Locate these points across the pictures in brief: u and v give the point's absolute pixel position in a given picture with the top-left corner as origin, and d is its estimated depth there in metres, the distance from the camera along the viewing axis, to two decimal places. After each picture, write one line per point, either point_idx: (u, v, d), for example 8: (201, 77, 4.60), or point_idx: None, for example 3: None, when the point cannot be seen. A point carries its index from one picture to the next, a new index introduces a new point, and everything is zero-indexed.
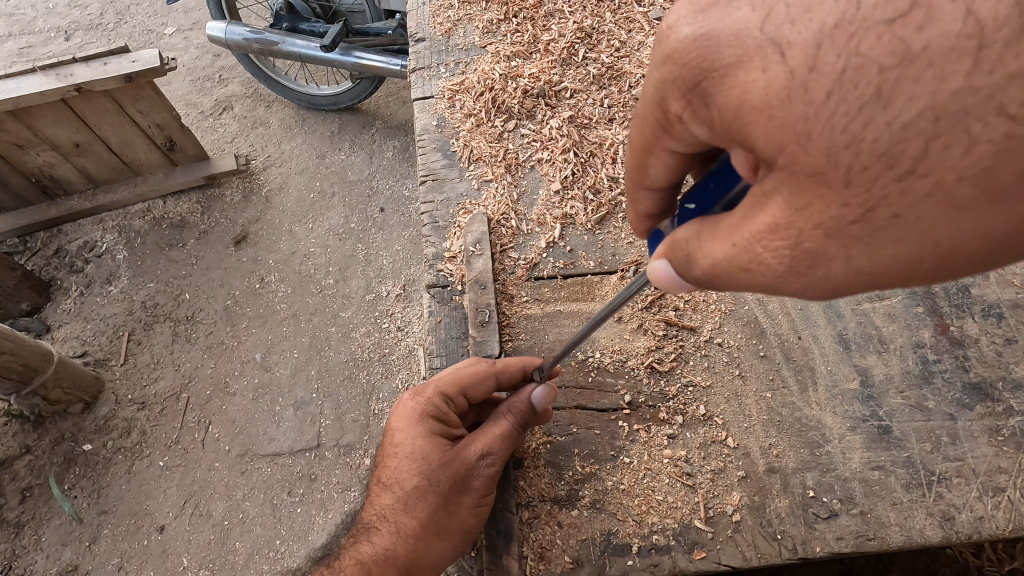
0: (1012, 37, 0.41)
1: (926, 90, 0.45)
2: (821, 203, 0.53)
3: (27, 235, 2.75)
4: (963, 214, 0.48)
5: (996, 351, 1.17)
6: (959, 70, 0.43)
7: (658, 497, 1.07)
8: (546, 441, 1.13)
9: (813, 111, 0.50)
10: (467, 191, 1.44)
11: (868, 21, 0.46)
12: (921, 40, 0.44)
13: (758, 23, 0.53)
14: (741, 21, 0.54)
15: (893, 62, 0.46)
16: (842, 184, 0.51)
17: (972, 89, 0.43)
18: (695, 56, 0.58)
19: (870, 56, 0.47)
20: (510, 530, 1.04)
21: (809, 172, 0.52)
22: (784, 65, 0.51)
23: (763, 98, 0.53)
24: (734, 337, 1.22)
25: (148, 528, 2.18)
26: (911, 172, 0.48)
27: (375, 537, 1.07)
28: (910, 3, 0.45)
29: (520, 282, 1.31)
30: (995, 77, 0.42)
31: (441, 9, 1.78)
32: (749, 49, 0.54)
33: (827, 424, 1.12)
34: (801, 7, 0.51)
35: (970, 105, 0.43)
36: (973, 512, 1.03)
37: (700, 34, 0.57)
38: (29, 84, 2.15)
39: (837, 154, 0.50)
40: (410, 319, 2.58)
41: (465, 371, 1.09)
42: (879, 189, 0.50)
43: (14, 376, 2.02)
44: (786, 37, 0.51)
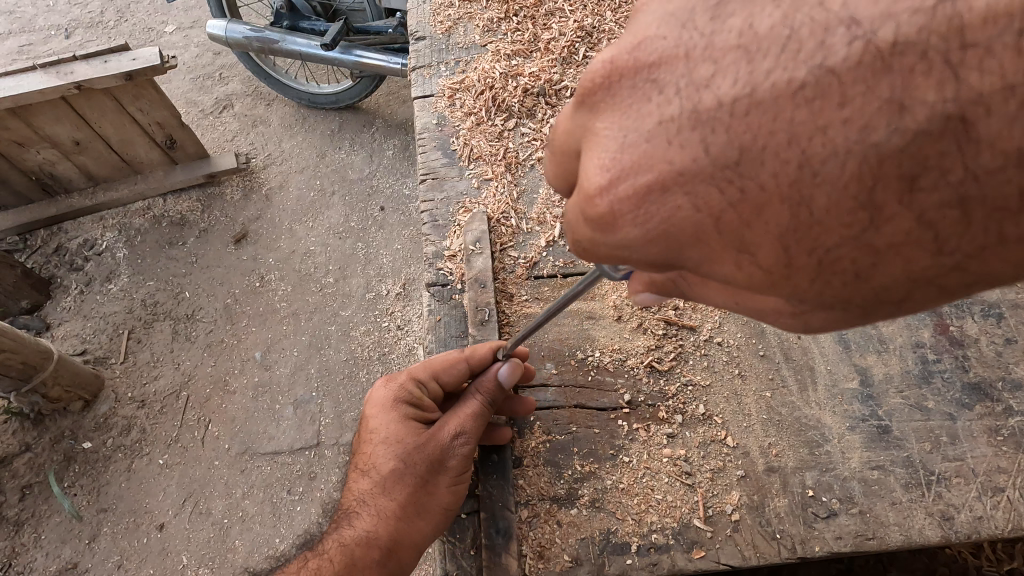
0: (962, 235, 0.45)
1: (899, 271, 0.48)
2: (822, 317, 0.57)
3: (26, 233, 2.74)
4: (946, 304, 0.54)
5: (996, 351, 1.17)
6: (922, 255, 0.47)
7: (657, 495, 1.07)
8: (545, 440, 1.13)
9: (800, 288, 0.53)
10: (467, 190, 1.43)
11: (828, 231, 0.47)
12: (884, 240, 0.46)
13: (712, 225, 0.52)
14: (693, 223, 0.53)
15: (865, 256, 0.48)
16: (840, 312, 0.56)
17: (939, 265, 0.47)
18: (660, 249, 0.57)
19: (840, 254, 0.49)
20: (509, 529, 1.03)
21: (805, 306, 0.56)
22: (757, 260, 0.53)
23: (747, 280, 0.55)
24: (734, 337, 1.22)
25: (148, 526, 2.18)
26: (900, 304, 0.53)
27: (356, 522, 1.06)
28: (863, 210, 0.45)
29: (519, 280, 1.31)
30: (955, 257, 0.46)
31: (441, 7, 1.78)
32: (715, 245, 0.54)
33: (827, 423, 1.12)
34: (751, 209, 0.50)
35: (938, 275, 0.48)
36: (972, 512, 1.03)
37: (657, 232, 0.55)
38: (29, 82, 2.16)
39: (832, 305, 0.54)
40: (410, 318, 2.58)
41: (437, 358, 1.12)
42: (871, 311, 0.55)
43: (13, 374, 2.02)
44: (749, 239, 0.51)
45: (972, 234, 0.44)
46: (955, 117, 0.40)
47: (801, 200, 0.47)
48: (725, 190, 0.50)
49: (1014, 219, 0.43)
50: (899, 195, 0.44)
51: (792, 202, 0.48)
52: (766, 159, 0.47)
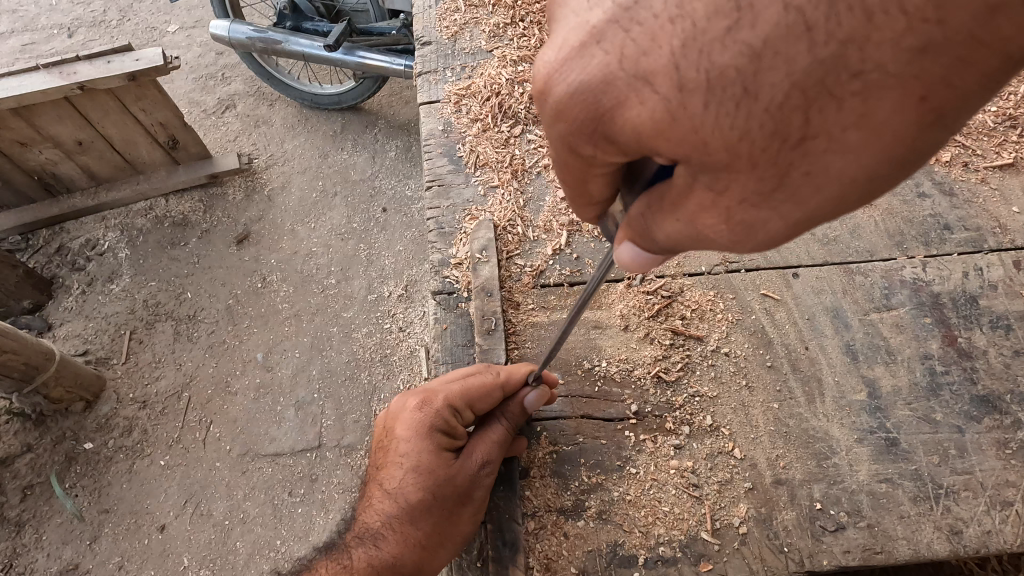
0: (830, 13, 0.41)
1: (783, 76, 0.45)
2: (738, 183, 0.53)
3: (28, 233, 2.74)
4: (869, 154, 0.47)
5: (1004, 363, 1.17)
6: (800, 50, 0.43)
7: (664, 508, 1.07)
8: (552, 451, 1.13)
9: (697, 126, 0.50)
10: (473, 197, 1.43)
11: (709, 34, 0.47)
12: (759, 36, 0.44)
13: (617, 64, 0.52)
14: (601, 68, 0.53)
15: (746, 61, 0.46)
16: (750, 166, 0.51)
17: (820, 63, 0.43)
18: (579, 111, 0.56)
19: (724, 62, 0.47)
20: (517, 541, 1.03)
21: (718, 164, 0.53)
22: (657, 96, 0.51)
23: (652, 129, 0.53)
24: (742, 348, 1.22)
25: (149, 527, 2.17)
26: (806, 138, 0.48)
27: (380, 544, 1.05)
28: (735, 10, 0.45)
29: (527, 289, 1.30)
30: (831, 47, 0.42)
31: (448, 12, 1.77)
32: (621, 90, 0.52)
33: (835, 436, 1.12)
34: (647, 38, 0.50)
35: (824, 77, 0.44)
36: (981, 526, 1.03)
37: (570, 88, 0.55)
38: (31, 83, 2.15)
39: (735, 147, 0.50)
40: (412, 320, 2.57)
41: (473, 385, 1.06)
42: (783, 158, 0.50)
43: (15, 375, 2.01)
44: (649, 69, 0.51)
45: (840, 12, 0.41)
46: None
47: (682, 14, 0.48)
48: (626, 26, 0.51)
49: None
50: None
51: (677, 18, 0.48)
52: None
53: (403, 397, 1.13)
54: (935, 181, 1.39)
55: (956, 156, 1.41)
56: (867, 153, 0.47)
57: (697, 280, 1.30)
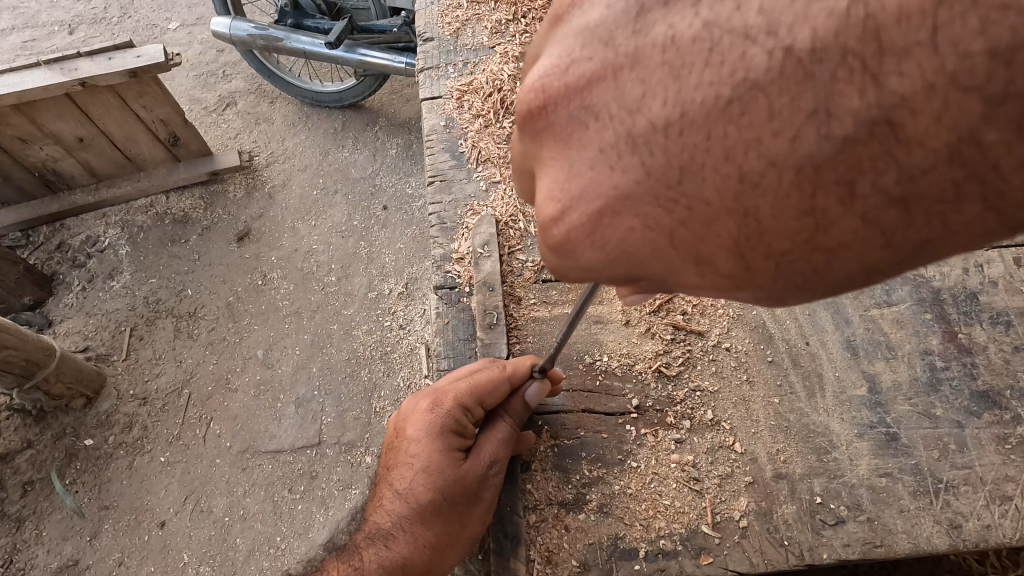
0: (912, 224, 0.41)
1: (856, 269, 0.45)
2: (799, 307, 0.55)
3: (29, 230, 2.74)
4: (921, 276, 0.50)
5: (1004, 358, 1.17)
6: (875, 250, 0.43)
7: (665, 501, 1.07)
8: (553, 444, 1.13)
9: (763, 289, 0.50)
10: (475, 192, 1.43)
11: (775, 237, 0.44)
12: (835, 241, 0.43)
13: (665, 243, 0.49)
14: (647, 244, 0.50)
15: (820, 259, 0.45)
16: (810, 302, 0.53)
17: (895, 257, 0.44)
18: (628, 267, 0.54)
19: (796, 258, 0.46)
20: (518, 534, 1.04)
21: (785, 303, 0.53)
22: (716, 270, 0.50)
23: (713, 286, 0.52)
24: (743, 342, 1.22)
25: (149, 524, 2.18)
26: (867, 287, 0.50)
27: (389, 544, 1.04)
28: (807, 216, 0.42)
29: (528, 284, 1.31)
30: (908, 247, 0.43)
31: (450, 9, 1.78)
32: (676, 265, 0.51)
33: (834, 430, 1.12)
34: (700, 226, 0.46)
35: (894, 263, 0.45)
36: (980, 520, 1.03)
37: (617, 250, 0.52)
38: (33, 79, 2.15)
39: (802, 299, 0.52)
40: (412, 318, 2.57)
41: (480, 381, 1.06)
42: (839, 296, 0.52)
43: (15, 371, 2.01)
44: (704, 255, 0.48)
45: (919, 222, 0.41)
46: (881, 122, 0.37)
47: (730, 192, 0.43)
48: (671, 210, 0.47)
49: (955, 209, 0.39)
50: (840, 197, 0.41)
51: (738, 213, 0.44)
52: (706, 175, 0.43)
53: (414, 397, 1.13)
54: None
55: None
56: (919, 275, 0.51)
57: None
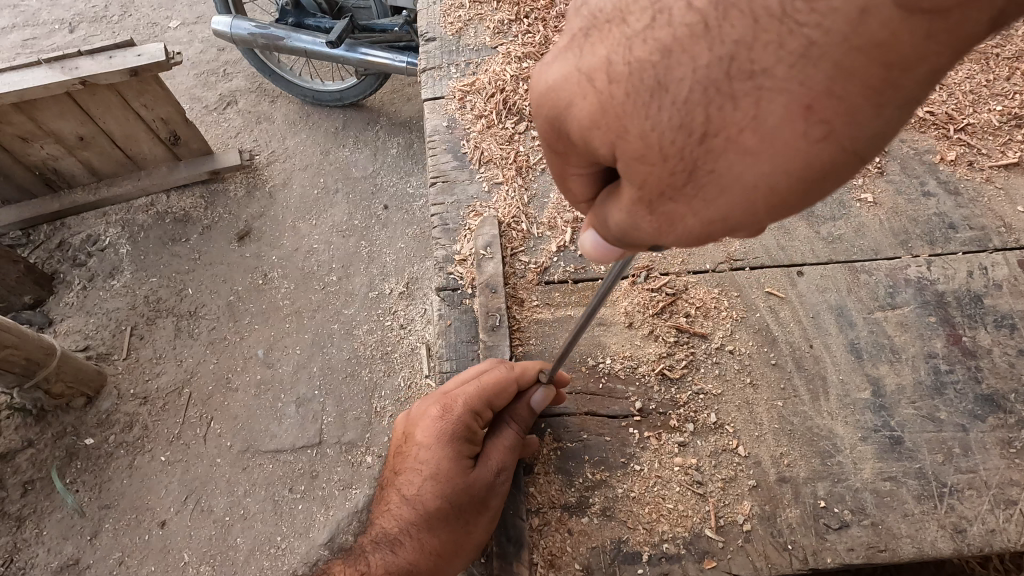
0: (727, 12, 0.44)
1: (688, 73, 0.46)
2: (655, 184, 0.52)
3: (29, 228, 2.74)
4: (777, 159, 0.46)
5: (1008, 362, 1.17)
6: (702, 49, 0.45)
7: (668, 504, 1.07)
8: (556, 447, 1.13)
9: (624, 121, 0.50)
10: (477, 193, 1.43)
11: (631, 31, 0.50)
12: (670, 34, 0.47)
13: (573, 60, 0.54)
14: (564, 65, 0.55)
15: (657, 57, 0.48)
16: (663, 164, 0.50)
17: (717, 60, 0.45)
18: (544, 101, 0.56)
19: (641, 59, 0.49)
20: (521, 537, 1.04)
21: (638, 159, 0.51)
22: (593, 86, 0.52)
23: (585, 117, 0.53)
24: (746, 345, 1.22)
25: (149, 523, 2.17)
26: (710, 143, 0.47)
27: (396, 550, 1.03)
28: (654, 12, 0.48)
29: (531, 286, 1.30)
30: (728, 46, 0.44)
31: (452, 9, 1.77)
32: (565, 83, 0.54)
33: (839, 433, 1.12)
34: (595, 38, 0.53)
35: (724, 73, 0.45)
36: (985, 525, 1.03)
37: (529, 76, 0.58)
38: (34, 77, 2.15)
39: (654, 149, 0.50)
40: (413, 317, 2.56)
41: (489, 385, 1.06)
42: (691, 156, 0.49)
43: (16, 370, 2.01)
44: (588, 65, 0.53)
45: (736, 8, 0.44)
46: None
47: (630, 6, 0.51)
48: (580, 32, 0.55)
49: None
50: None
51: (614, 22, 0.52)
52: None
53: (423, 402, 1.13)
54: (940, 179, 1.38)
55: (961, 155, 1.40)
56: (777, 160, 0.46)
57: (701, 278, 1.30)
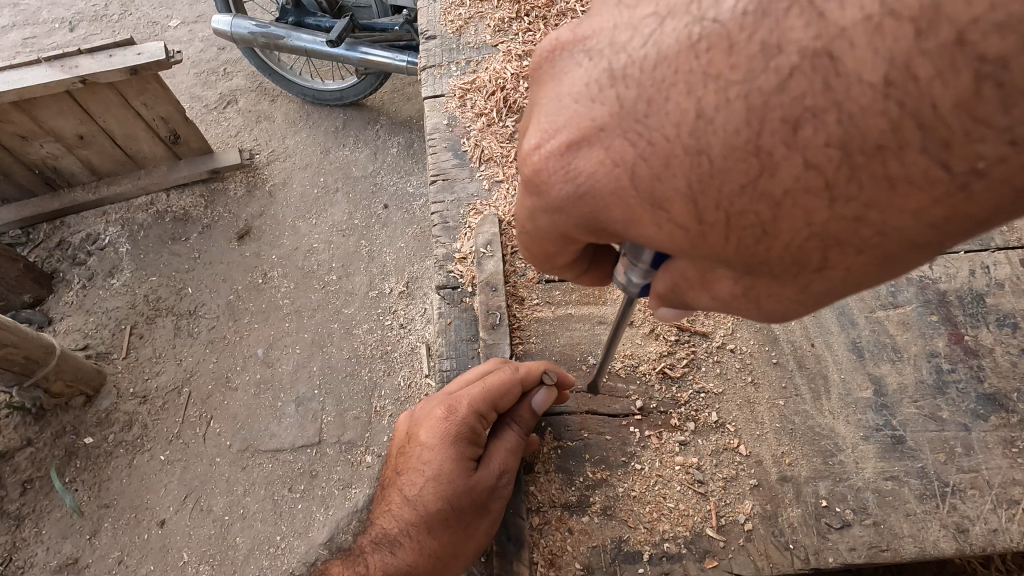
0: (851, 177, 0.46)
1: (802, 224, 0.51)
2: (763, 287, 0.61)
3: (29, 227, 2.73)
4: (889, 275, 0.54)
5: (1011, 361, 1.16)
6: (816, 211, 0.49)
7: (669, 504, 1.06)
8: (557, 446, 1.12)
9: (720, 247, 0.57)
10: (478, 191, 1.42)
11: (724, 176, 0.50)
12: (779, 187, 0.49)
13: (628, 181, 0.56)
14: (613, 179, 0.56)
15: (767, 208, 0.51)
16: (773, 278, 0.59)
17: (839, 217, 0.49)
18: (587, 210, 0.60)
19: (744, 206, 0.52)
20: (521, 536, 1.03)
21: (743, 270, 0.59)
22: (672, 216, 0.56)
23: (670, 240, 0.58)
24: (747, 344, 1.22)
25: (149, 522, 2.17)
26: (826, 269, 0.55)
27: (395, 550, 1.04)
28: (753, 156, 0.48)
29: (531, 284, 1.30)
30: (853, 206, 0.48)
31: (452, 7, 1.77)
32: (636, 208, 0.57)
33: (840, 433, 1.11)
34: (660, 161, 0.53)
35: (846, 227, 0.49)
36: (987, 525, 1.02)
37: (583, 196, 0.59)
38: (34, 75, 2.14)
39: (761, 269, 0.58)
40: (413, 317, 2.55)
41: (493, 386, 1.05)
42: (801, 277, 0.57)
43: (15, 369, 2.00)
44: (661, 194, 0.54)
45: (862, 177, 0.46)
46: (823, 54, 0.43)
47: (698, 149, 0.50)
48: (636, 143, 0.54)
49: (896, 159, 0.43)
50: (785, 139, 0.46)
51: (692, 151, 0.51)
52: (668, 109, 0.51)
53: (427, 402, 1.12)
54: None
55: None
56: (891, 275, 0.54)
57: None
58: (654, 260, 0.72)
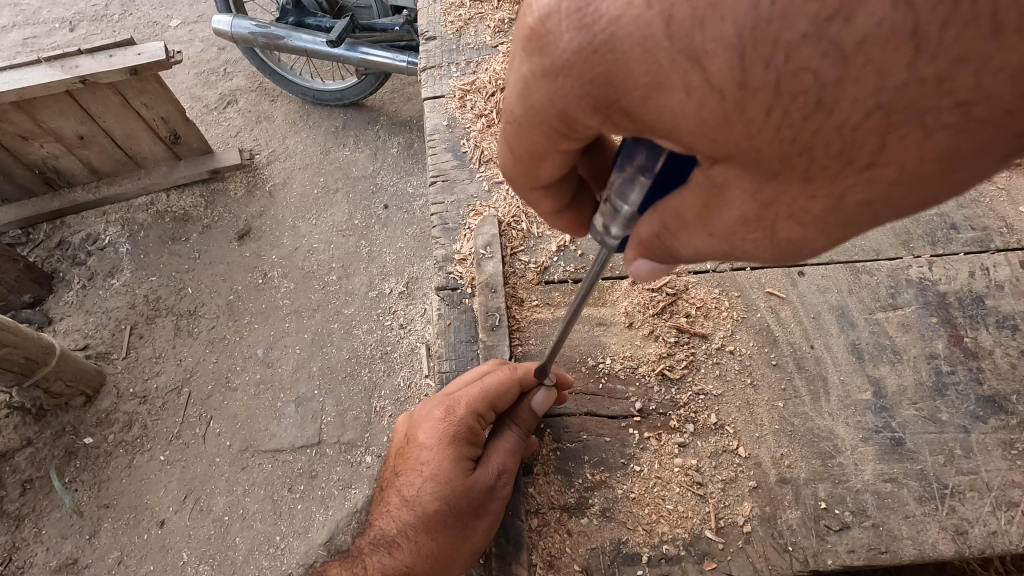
0: (949, 20, 0.37)
1: (870, 91, 0.42)
2: (788, 196, 0.52)
3: (29, 227, 2.73)
4: (936, 179, 0.48)
5: (1010, 363, 1.16)
6: (894, 69, 0.40)
7: (668, 506, 1.06)
8: (556, 448, 1.12)
9: (757, 128, 0.47)
10: (478, 192, 1.42)
11: (790, 18, 0.40)
12: (854, 36, 0.39)
13: (662, 29, 0.44)
14: (641, 26, 0.45)
15: (831, 66, 0.41)
16: (805, 179, 0.50)
17: (918, 80, 0.40)
18: (599, 71, 0.48)
19: (803, 63, 0.42)
20: (520, 538, 1.03)
21: (771, 168, 0.51)
22: (708, 79, 0.45)
23: (698, 116, 0.48)
24: (746, 346, 1.22)
25: (148, 522, 2.17)
26: (873, 162, 0.47)
27: (393, 552, 1.03)
28: None
29: (531, 285, 1.30)
30: (939, 64, 0.39)
31: (452, 8, 1.77)
32: (663, 66, 0.46)
33: (840, 435, 1.11)
34: (707, 0, 0.42)
35: (921, 95, 0.41)
36: (986, 527, 1.02)
37: (597, 53, 0.48)
38: (34, 76, 2.14)
39: (794, 160, 0.49)
40: (413, 317, 2.55)
41: (492, 386, 1.05)
42: (837, 176, 0.49)
43: (15, 369, 2.00)
44: (703, 46, 0.44)
45: (961, 20, 0.37)
46: None
47: None
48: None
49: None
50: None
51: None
52: None
53: (426, 403, 1.12)
54: None
55: None
56: (938, 178, 0.48)
57: (702, 278, 1.29)
58: (642, 202, 0.66)
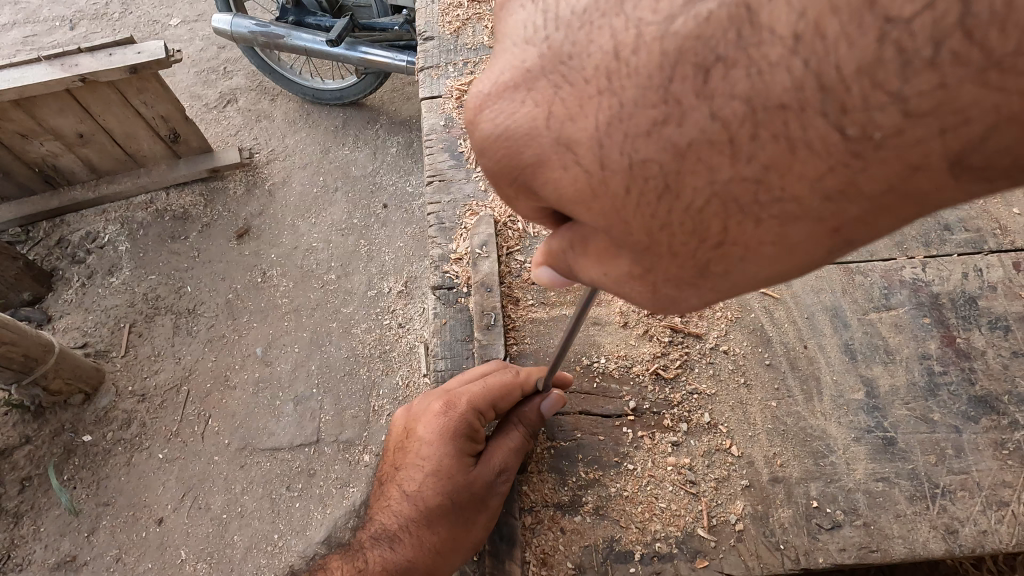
0: (753, 133, 0.42)
1: (705, 181, 0.47)
2: (661, 265, 0.55)
3: (29, 225, 2.74)
4: (784, 262, 0.50)
5: (1002, 363, 1.17)
6: (718, 165, 0.45)
7: (660, 504, 1.07)
8: (550, 446, 1.13)
9: (622, 203, 0.52)
10: (474, 192, 1.43)
11: (634, 120, 0.47)
12: (684, 138, 0.45)
13: (544, 123, 0.53)
14: (530, 120, 0.54)
15: (670, 159, 0.47)
16: (671, 254, 0.54)
17: (739, 178, 0.45)
18: (503, 151, 0.57)
19: (648, 155, 0.48)
20: (513, 535, 1.04)
21: (643, 244, 0.54)
22: (579, 163, 0.52)
23: (574, 192, 0.54)
24: (740, 345, 1.22)
25: (147, 519, 2.17)
26: (724, 244, 0.50)
27: (395, 546, 1.04)
28: (663, 103, 0.45)
29: (527, 284, 1.31)
30: (754, 166, 0.44)
31: (450, 8, 1.78)
32: (546, 150, 0.54)
33: (832, 434, 1.12)
34: (576, 103, 0.51)
35: (744, 191, 0.46)
36: (976, 526, 1.03)
37: (496, 137, 0.56)
38: (34, 74, 2.15)
39: (658, 237, 0.53)
40: (411, 316, 2.56)
41: (495, 387, 1.07)
42: (701, 254, 0.52)
43: (14, 367, 2.01)
44: (572, 136, 0.52)
45: (763, 135, 0.42)
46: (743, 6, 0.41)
47: (610, 90, 0.48)
48: (558, 84, 0.52)
49: (798, 121, 0.40)
50: (696, 87, 0.44)
51: (606, 93, 0.49)
52: (592, 53, 0.49)
53: (425, 398, 1.13)
54: None
55: None
56: (786, 262, 0.50)
57: None
58: None
